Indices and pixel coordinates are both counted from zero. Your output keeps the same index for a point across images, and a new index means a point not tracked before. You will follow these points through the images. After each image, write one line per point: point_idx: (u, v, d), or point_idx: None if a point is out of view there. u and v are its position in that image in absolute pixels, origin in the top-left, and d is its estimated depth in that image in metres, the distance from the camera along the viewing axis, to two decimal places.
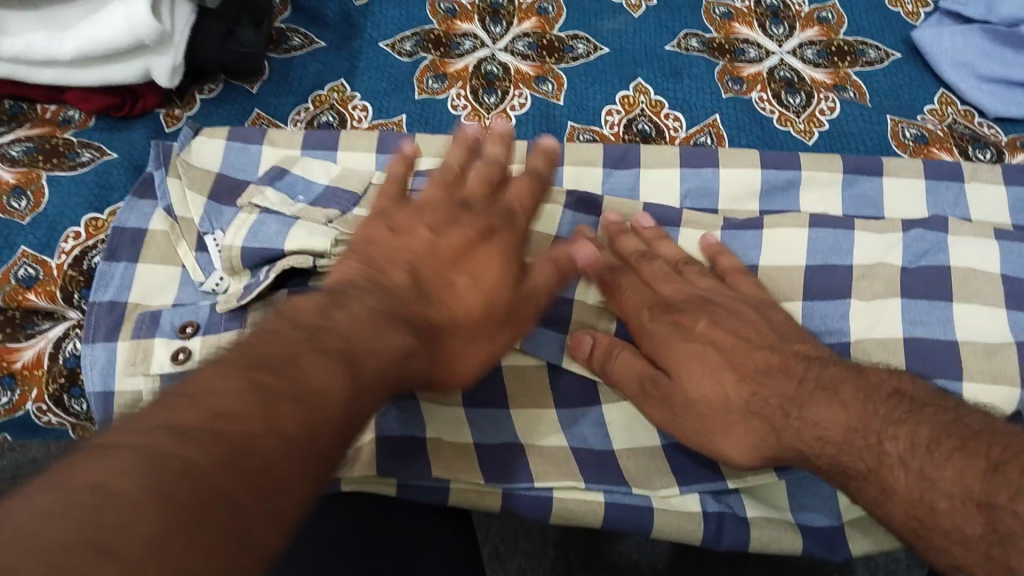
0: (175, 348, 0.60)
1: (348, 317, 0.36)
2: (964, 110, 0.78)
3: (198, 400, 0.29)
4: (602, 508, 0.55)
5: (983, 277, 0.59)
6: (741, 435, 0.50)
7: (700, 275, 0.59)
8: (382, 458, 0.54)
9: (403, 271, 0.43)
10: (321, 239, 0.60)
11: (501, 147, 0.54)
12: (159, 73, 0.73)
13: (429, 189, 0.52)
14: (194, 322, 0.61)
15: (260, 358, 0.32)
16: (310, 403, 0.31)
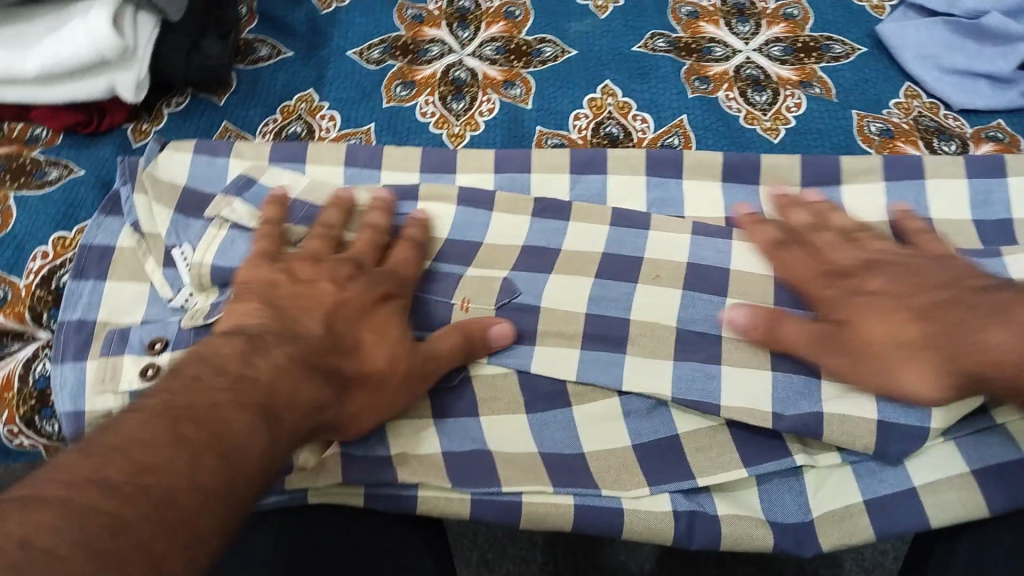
0: (143, 365, 0.59)
1: (265, 366, 0.45)
2: (930, 103, 0.77)
3: (127, 454, 0.36)
4: (571, 512, 0.54)
5: None
6: (922, 372, 0.48)
7: (670, 273, 0.58)
8: (349, 468, 0.53)
9: (314, 324, 0.50)
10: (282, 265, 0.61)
11: (382, 215, 0.60)
12: (124, 89, 0.71)
13: (313, 242, 0.58)
14: (163, 338, 0.60)
15: (183, 410, 0.40)
16: (231, 455, 0.39)
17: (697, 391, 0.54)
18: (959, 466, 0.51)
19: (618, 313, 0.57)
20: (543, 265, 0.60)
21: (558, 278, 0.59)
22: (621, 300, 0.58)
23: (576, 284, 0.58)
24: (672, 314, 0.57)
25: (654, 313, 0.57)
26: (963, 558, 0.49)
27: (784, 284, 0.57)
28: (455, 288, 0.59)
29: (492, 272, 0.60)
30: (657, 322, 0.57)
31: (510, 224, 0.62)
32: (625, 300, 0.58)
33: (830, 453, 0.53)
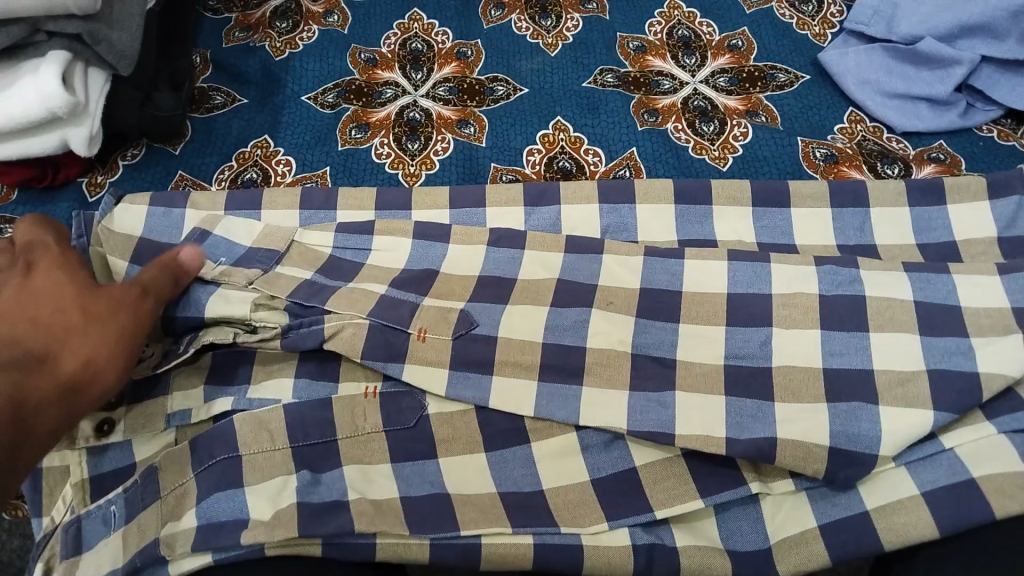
0: (99, 419, 0.57)
1: None
2: (874, 127, 0.80)
3: None
4: (531, 550, 0.54)
5: (898, 306, 0.55)
6: None
7: (623, 299, 0.59)
8: (303, 518, 0.53)
9: None
10: (241, 306, 0.60)
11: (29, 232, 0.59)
12: (76, 143, 0.71)
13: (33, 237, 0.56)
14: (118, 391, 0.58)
15: None
16: None
17: (651, 421, 0.54)
18: (908, 489, 0.52)
19: (574, 340, 0.58)
20: (498, 297, 0.60)
21: (514, 309, 0.59)
22: (577, 327, 0.58)
23: (530, 313, 0.59)
24: (626, 339, 0.57)
25: (608, 335, 0.57)
26: None
27: (734, 306, 0.58)
28: (411, 317, 0.58)
29: (451, 303, 0.60)
30: (612, 349, 0.57)
31: (467, 257, 0.63)
32: (580, 326, 0.58)
33: (782, 480, 0.54)
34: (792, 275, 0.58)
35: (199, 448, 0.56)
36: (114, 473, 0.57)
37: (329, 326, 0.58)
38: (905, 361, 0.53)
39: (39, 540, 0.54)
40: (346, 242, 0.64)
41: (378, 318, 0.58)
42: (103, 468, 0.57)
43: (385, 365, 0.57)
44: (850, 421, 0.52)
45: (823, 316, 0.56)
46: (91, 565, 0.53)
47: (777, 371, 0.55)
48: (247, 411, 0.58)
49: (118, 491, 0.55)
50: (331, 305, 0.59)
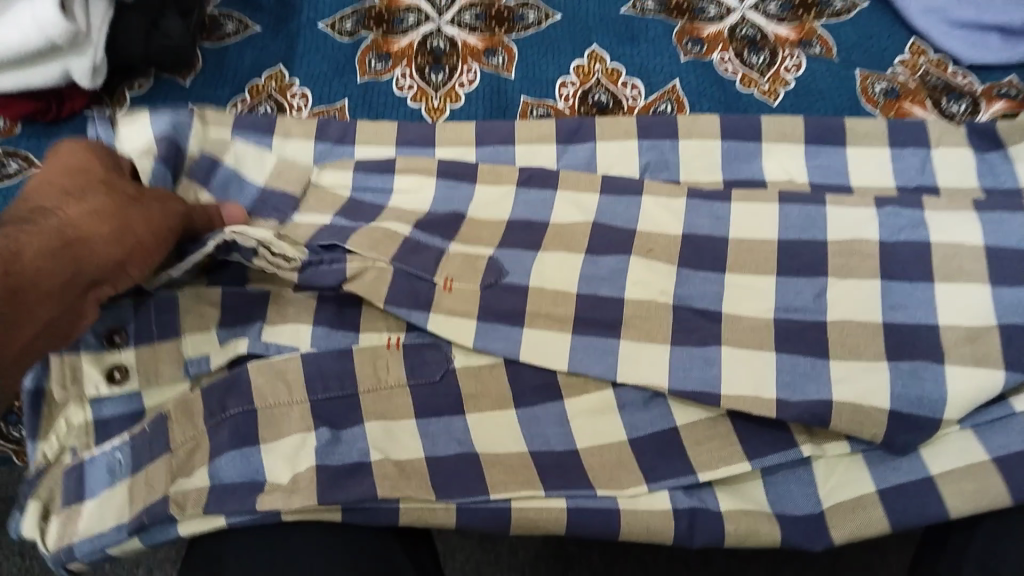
0: (109, 364, 0.53)
1: None
2: (937, 59, 0.72)
3: None
4: (564, 514, 0.51)
5: (966, 253, 0.50)
6: None
7: (663, 247, 0.54)
8: (323, 488, 0.50)
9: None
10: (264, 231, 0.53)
11: None
12: (80, 74, 0.67)
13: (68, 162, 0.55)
14: (123, 329, 0.54)
15: None
16: None
17: (694, 380, 0.50)
18: (979, 454, 0.48)
19: (612, 292, 0.53)
20: (530, 243, 0.56)
21: (547, 256, 0.55)
22: (614, 277, 0.53)
23: (562, 259, 0.54)
24: (668, 289, 0.53)
25: (648, 285, 0.53)
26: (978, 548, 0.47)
27: (785, 253, 0.53)
28: (437, 266, 0.54)
29: (478, 249, 0.56)
30: (654, 300, 0.53)
31: (493, 198, 0.59)
32: (617, 276, 0.53)
33: (837, 443, 0.50)
34: (849, 220, 0.53)
35: (211, 398, 0.53)
36: (118, 417, 0.54)
37: (353, 266, 0.53)
38: (974, 316, 0.48)
39: (33, 478, 0.53)
40: (364, 181, 0.60)
41: (402, 264, 0.54)
42: (107, 412, 0.54)
43: (409, 313, 0.53)
44: (913, 382, 0.47)
45: (884, 263, 0.51)
46: (94, 516, 0.51)
47: (831, 327, 0.50)
48: (263, 357, 0.54)
49: (123, 439, 0.52)
50: (352, 244, 0.54)
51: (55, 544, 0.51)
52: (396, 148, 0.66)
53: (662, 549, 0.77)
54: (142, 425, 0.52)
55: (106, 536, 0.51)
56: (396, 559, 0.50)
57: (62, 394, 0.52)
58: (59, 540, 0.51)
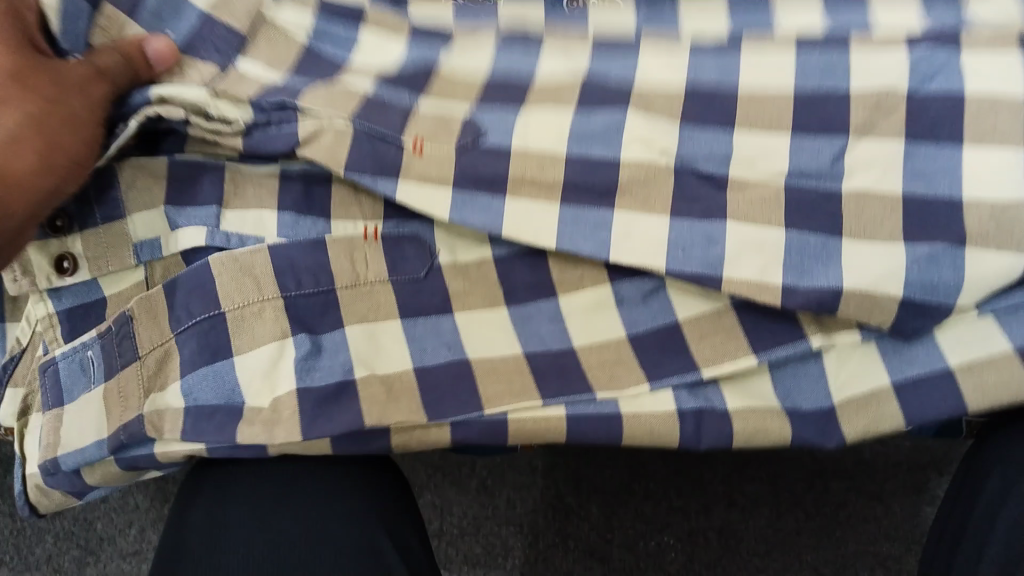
0: (57, 254, 0.50)
1: None
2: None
3: None
4: (563, 424, 0.48)
5: (1003, 109, 0.46)
6: None
7: (664, 101, 0.49)
8: (306, 413, 0.47)
9: None
10: (196, 90, 0.49)
11: None
12: None
13: None
14: (66, 212, 0.50)
15: None
16: None
17: (696, 260, 0.47)
18: (998, 343, 0.46)
19: (605, 152, 0.48)
20: (512, 98, 0.51)
21: (533, 113, 0.50)
22: (608, 135, 0.48)
23: (551, 118, 0.49)
24: (670, 149, 0.48)
25: (650, 143, 0.48)
26: None
27: (802, 106, 0.48)
28: (405, 125, 0.50)
29: (452, 108, 0.51)
30: (654, 162, 0.48)
31: (471, 53, 0.53)
32: (612, 133, 0.48)
33: (848, 331, 0.47)
34: (877, 63, 0.48)
35: (178, 304, 0.49)
36: (81, 307, 0.51)
37: (308, 126, 0.49)
38: (1002, 187, 0.45)
39: (9, 367, 0.51)
40: (328, 30, 0.54)
41: (365, 121, 0.49)
42: (68, 303, 0.50)
43: (374, 180, 0.49)
44: (930, 269, 0.44)
45: (908, 122, 0.47)
46: (73, 425, 0.48)
47: (846, 199, 0.47)
48: (224, 250, 0.50)
49: (93, 336, 0.49)
50: (305, 101, 0.49)
51: (41, 459, 0.49)
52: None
53: (660, 498, 0.78)
54: (109, 322, 0.49)
55: (86, 452, 0.48)
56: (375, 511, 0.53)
57: (16, 288, 0.49)
58: (44, 451, 0.48)
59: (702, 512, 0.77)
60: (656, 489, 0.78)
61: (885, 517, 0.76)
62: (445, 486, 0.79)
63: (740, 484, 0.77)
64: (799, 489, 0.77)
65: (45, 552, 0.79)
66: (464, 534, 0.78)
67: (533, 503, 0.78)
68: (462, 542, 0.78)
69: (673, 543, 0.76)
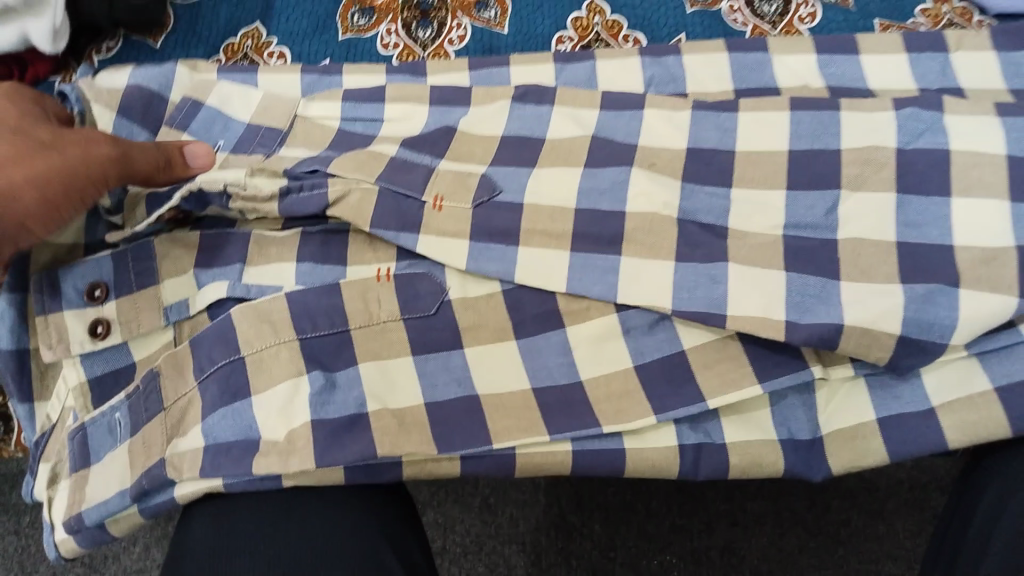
0: (90, 321, 0.53)
1: None
2: (962, 7, 0.65)
3: None
4: (569, 457, 0.50)
5: (986, 164, 0.48)
6: None
7: (667, 161, 0.53)
8: (318, 447, 0.48)
9: None
10: (236, 171, 0.53)
11: None
12: (39, 39, 0.61)
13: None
14: (103, 283, 0.53)
15: None
16: None
17: (699, 299, 0.49)
18: (979, 383, 0.48)
19: (613, 204, 0.52)
20: (524, 159, 0.54)
21: (542, 171, 0.53)
22: (615, 190, 0.52)
23: (561, 174, 0.53)
24: (671, 203, 0.51)
25: (652, 197, 0.51)
26: (1011, 510, 0.47)
27: (795, 163, 0.51)
28: (426, 183, 0.53)
29: (470, 167, 0.54)
30: (657, 213, 0.51)
31: (487, 117, 0.57)
32: (618, 188, 0.52)
33: (842, 366, 0.49)
34: (867, 124, 0.51)
35: (199, 352, 0.51)
36: (110, 373, 0.53)
37: (334, 190, 0.53)
38: (991, 237, 0.47)
39: (42, 440, 0.54)
40: (353, 111, 0.59)
41: (388, 183, 0.53)
42: (99, 370, 0.53)
43: (397, 235, 0.52)
44: (926, 307, 0.46)
45: (900, 176, 0.49)
46: (100, 481, 0.51)
47: (843, 244, 0.49)
48: (245, 300, 0.53)
49: (121, 398, 0.51)
50: (335, 167, 0.53)
51: (66, 516, 0.51)
52: (385, 74, 0.63)
53: (663, 517, 0.79)
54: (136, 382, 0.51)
55: (109, 504, 0.50)
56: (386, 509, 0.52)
57: (49, 354, 0.52)
58: (70, 510, 0.50)
59: (704, 531, 0.79)
60: (659, 507, 0.79)
61: (886, 535, 0.78)
62: (448, 504, 0.81)
63: (741, 502, 0.79)
64: (800, 507, 0.79)
65: (50, 570, 0.79)
66: (467, 552, 0.80)
67: (537, 519, 0.80)
68: (465, 560, 0.80)
69: (676, 562, 0.78)
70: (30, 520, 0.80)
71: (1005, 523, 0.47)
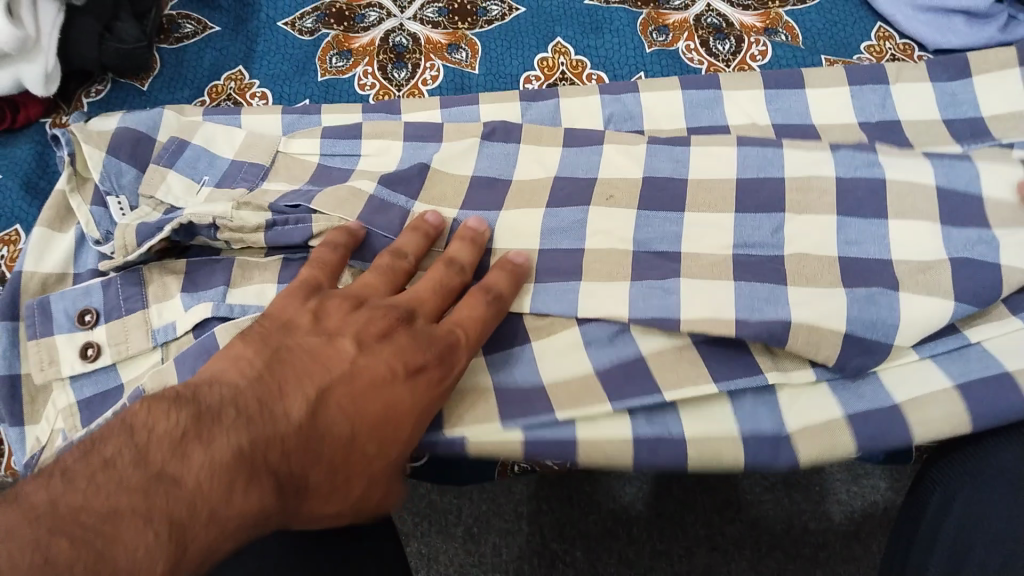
0: (81, 344, 0.56)
1: (332, 446, 0.43)
2: (904, 44, 0.70)
3: (186, 516, 0.37)
4: (521, 445, 0.52)
5: (919, 192, 0.53)
6: None
7: (625, 191, 0.57)
8: None
9: (316, 400, 0.44)
10: (224, 206, 0.57)
11: (464, 249, 0.53)
12: (32, 82, 0.64)
13: (407, 238, 0.54)
14: (93, 309, 0.57)
15: (283, 479, 0.41)
16: (255, 523, 0.39)
17: (654, 305, 0.53)
18: (941, 383, 0.51)
19: (572, 243, 0.56)
20: (493, 204, 0.58)
21: (509, 213, 0.58)
22: (574, 228, 0.57)
23: (524, 214, 0.58)
24: (626, 237, 0.56)
25: (607, 233, 0.56)
26: (962, 499, 0.50)
27: (743, 191, 0.56)
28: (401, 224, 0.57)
29: (443, 211, 0.58)
30: (613, 247, 0.56)
31: (458, 152, 0.60)
32: (577, 227, 0.56)
33: (801, 368, 0.52)
34: (807, 158, 0.55)
35: (183, 367, 0.53)
36: (99, 395, 0.56)
37: (318, 226, 0.56)
38: (925, 251, 0.51)
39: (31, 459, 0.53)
40: (333, 148, 0.63)
41: (366, 223, 0.56)
42: (88, 392, 0.56)
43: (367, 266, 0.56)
44: (867, 307, 0.50)
45: (840, 199, 0.54)
46: None
47: (789, 259, 0.53)
48: (228, 319, 0.55)
49: (110, 416, 0.52)
50: (316, 204, 0.56)
51: None
52: (362, 112, 0.67)
53: (644, 543, 0.81)
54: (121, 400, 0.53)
55: None
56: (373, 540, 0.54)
57: (41, 376, 0.55)
58: None
59: (684, 556, 0.80)
60: (638, 534, 0.82)
61: (863, 557, 0.80)
62: (431, 534, 0.83)
63: (720, 526, 0.82)
64: (777, 531, 0.81)
65: None
66: None
67: (520, 547, 0.82)
68: None
69: None
70: None
71: (955, 512, 0.50)
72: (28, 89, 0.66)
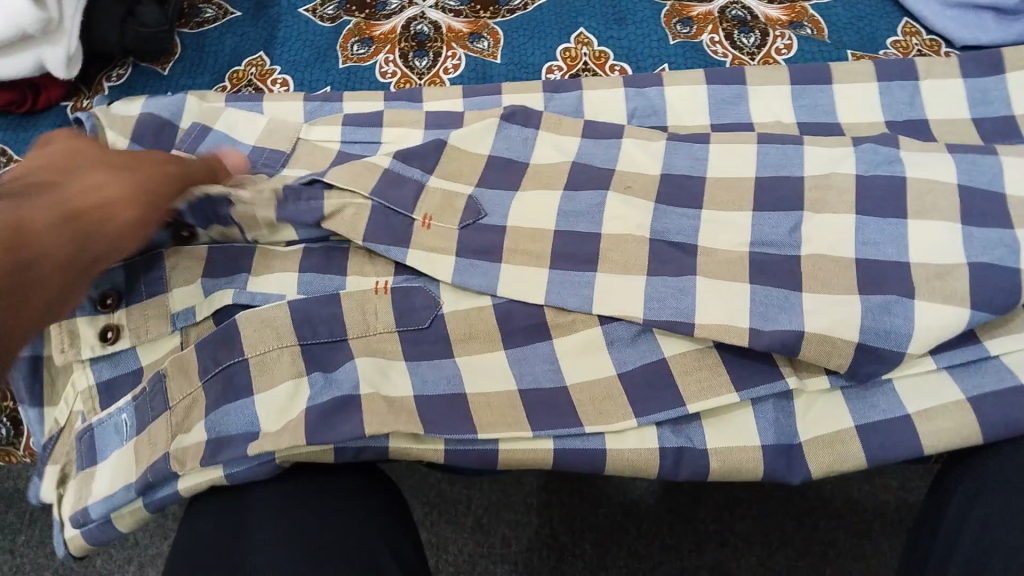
0: (101, 327, 0.56)
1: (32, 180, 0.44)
2: (930, 40, 0.69)
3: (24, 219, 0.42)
4: (551, 454, 0.53)
5: (941, 191, 0.51)
6: None
7: (641, 184, 0.57)
8: (308, 427, 0.50)
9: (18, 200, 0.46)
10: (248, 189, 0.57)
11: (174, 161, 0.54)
12: (54, 65, 0.64)
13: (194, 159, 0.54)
14: (114, 292, 0.56)
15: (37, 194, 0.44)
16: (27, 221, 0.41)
17: (669, 309, 0.53)
18: (953, 395, 0.51)
19: (589, 227, 0.56)
20: (508, 183, 0.58)
21: (525, 196, 0.58)
22: (592, 212, 0.56)
23: (541, 198, 0.57)
24: (644, 224, 0.56)
25: (626, 219, 0.56)
26: (990, 493, 0.50)
27: (761, 189, 0.55)
28: (416, 201, 0.57)
29: (458, 187, 0.58)
30: (629, 233, 0.55)
31: (475, 132, 0.60)
32: (595, 211, 0.56)
33: (818, 377, 0.52)
34: (828, 156, 0.55)
35: (205, 355, 0.54)
36: (118, 379, 0.56)
37: (330, 203, 0.57)
38: (944, 253, 0.50)
39: (49, 444, 0.55)
40: (353, 135, 0.63)
41: (381, 199, 0.57)
42: (107, 374, 0.56)
43: (388, 248, 0.56)
44: (882, 317, 0.49)
45: (859, 198, 0.52)
46: (106, 477, 0.53)
47: (805, 259, 0.52)
48: (248, 306, 0.57)
49: (128, 400, 0.54)
50: (332, 177, 0.57)
51: (72, 512, 0.52)
52: (385, 101, 0.67)
53: (654, 538, 0.81)
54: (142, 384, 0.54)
55: (116, 497, 0.52)
56: (398, 517, 0.54)
57: (61, 357, 0.54)
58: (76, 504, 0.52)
59: (694, 551, 0.80)
60: (649, 527, 0.81)
61: (874, 555, 0.79)
62: (441, 524, 0.83)
63: (731, 522, 0.81)
64: (789, 528, 0.81)
65: None
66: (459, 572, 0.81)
67: (528, 539, 0.82)
68: None
69: None
70: (25, 538, 0.81)
71: (983, 503, 0.49)
72: (50, 71, 0.65)
